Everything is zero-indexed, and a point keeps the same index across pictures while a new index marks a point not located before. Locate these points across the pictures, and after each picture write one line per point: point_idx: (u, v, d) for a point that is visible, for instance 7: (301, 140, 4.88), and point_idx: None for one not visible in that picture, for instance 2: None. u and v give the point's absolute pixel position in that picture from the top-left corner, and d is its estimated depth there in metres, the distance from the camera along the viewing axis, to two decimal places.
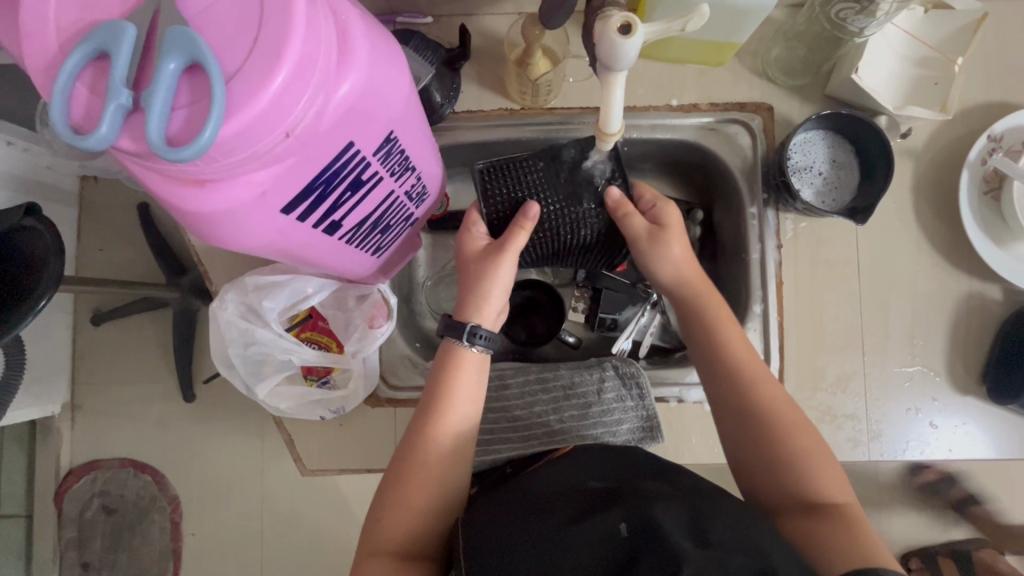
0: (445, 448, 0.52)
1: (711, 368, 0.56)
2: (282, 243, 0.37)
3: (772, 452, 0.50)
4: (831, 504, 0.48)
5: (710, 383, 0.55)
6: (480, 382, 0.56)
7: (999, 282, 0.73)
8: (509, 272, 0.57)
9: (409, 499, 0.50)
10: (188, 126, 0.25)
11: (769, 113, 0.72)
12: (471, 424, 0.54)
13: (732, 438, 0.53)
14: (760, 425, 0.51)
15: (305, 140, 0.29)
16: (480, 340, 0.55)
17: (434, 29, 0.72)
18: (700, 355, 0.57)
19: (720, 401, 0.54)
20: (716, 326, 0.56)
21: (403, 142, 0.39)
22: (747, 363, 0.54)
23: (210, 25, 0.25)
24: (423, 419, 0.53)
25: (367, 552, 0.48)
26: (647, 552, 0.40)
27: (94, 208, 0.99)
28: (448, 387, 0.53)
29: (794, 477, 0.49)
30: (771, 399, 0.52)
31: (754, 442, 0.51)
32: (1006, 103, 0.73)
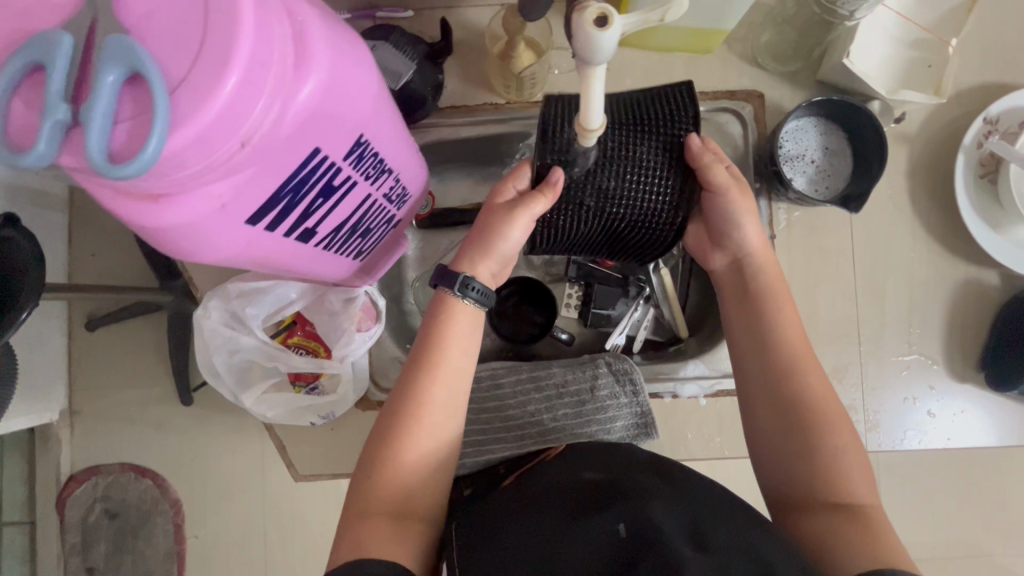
0: (438, 400, 0.51)
1: (758, 351, 0.53)
2: (252, 252, 0.36)
3: (806, 442, 0.49)
4: (853, 501, 0.47)
5: (752, 366, 0.53)
6: (473, 333, 0.54)
7: (996, 267, 0.72)
8: (518, 238, 0.53)
9: (399, 456, 0.49)
10: (132, 139, 0.23)
11: (760, 101, 0.71)
12: (464, 379, 0.53)
13: (764, 424, 0.51)
14: (795, 412, 0.50)
15: (264, 149, 0.28)
16: (472, 293, 0.52)
17: (416, 23, 0.71)
18: (747, 332, 0.54)
19: (763, 382, 0.52)
20: (764, 302, 0.54)
21: (375, 145, 0.37)
22: (803, 352, 0.52)
23: (151, 33, 0.24)
24: (415, 373, 0.51)
25: (355, 514, 0.48)
26: (644, 557, 0.39)
27: (83, 213, 0.97)
28: (441, 337, 0.52)
29: (825, 473, 0.48)
30: (809, 386, 0.50)
31: (785, 427, 0.50)
32: (1001, 84, 0.71)
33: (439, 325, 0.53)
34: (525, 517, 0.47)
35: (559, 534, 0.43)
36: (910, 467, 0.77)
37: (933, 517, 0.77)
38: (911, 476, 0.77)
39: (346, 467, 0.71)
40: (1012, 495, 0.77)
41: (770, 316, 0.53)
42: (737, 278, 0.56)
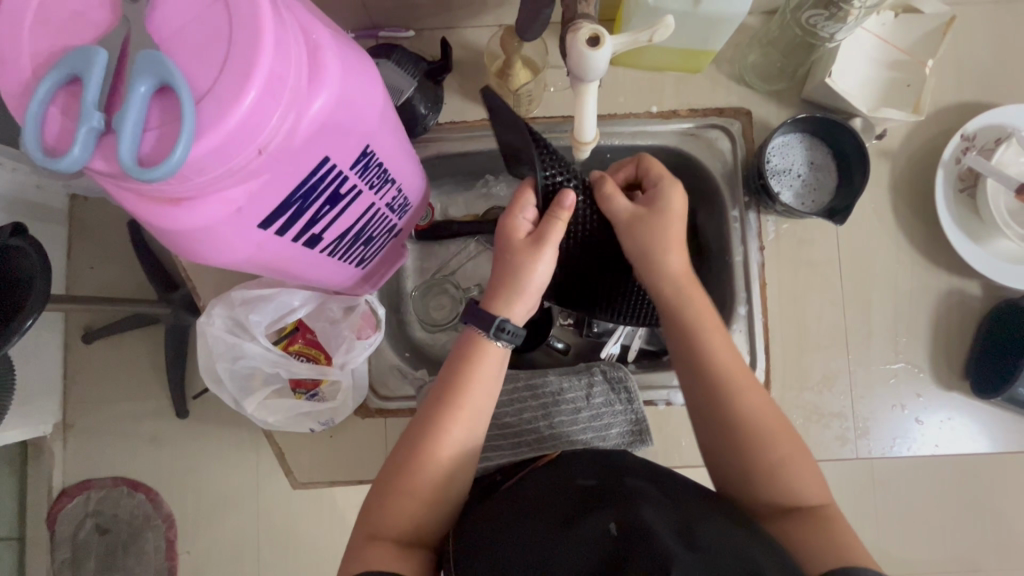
0: (457, 439, 0.52)
1: (695, 395, 0.54)
2: (262, 257, 0.37)
3: (747, 458, 0.50)
4: (802, 504, 0.48)
5: (689, 387, 0.54)
6: (497, 374, 0.55)
7: (978, 278, 0.74)
8: (545, 270, 0.55)
9: (412, 486, 0.50)
10: (161, 147, 0.25)
11: (748, 118, 0.74)
12: (483, 417, 0.54)
13: (709, 440, 0.52)
14: (732, 429, 0.51)
15: (278, 157, 0.30)
16: (504, 335, 0.53)
17: (416, 43, 0.74)
18: (681, 352, 0.55)
19: (704, 404, 0.53)
20: (693, 323, 0.54)
21: (380, 154, 0.39)
22: (733, 372, 0.52)
23: (180, 48, 0.26)
24: (436, 409, 0.52)
25: (365, 535, 0.49)
26: (635, 553, 0.40)
27: (84, 225, 0.99)
28: (466, 378, 0.53)
29: (775, 481, 0.49)
30: (750, 405, 0.51)
31: (727, 443, 0.51)
32: (976, 103, 0.74)
33: (464, 367, 0.54)
34: (520, 517, 0.47)
35: (553, 535, 0.44)
36: (900, 476, 0.77)
37: (923, 526, 0.78)
38: (901, 486, 0.78)
39: (344, 475, 0.72)
40: (1002, 503, 0.78)
41: (699, 338, 0.54)
42: (665, 301, 0.56)
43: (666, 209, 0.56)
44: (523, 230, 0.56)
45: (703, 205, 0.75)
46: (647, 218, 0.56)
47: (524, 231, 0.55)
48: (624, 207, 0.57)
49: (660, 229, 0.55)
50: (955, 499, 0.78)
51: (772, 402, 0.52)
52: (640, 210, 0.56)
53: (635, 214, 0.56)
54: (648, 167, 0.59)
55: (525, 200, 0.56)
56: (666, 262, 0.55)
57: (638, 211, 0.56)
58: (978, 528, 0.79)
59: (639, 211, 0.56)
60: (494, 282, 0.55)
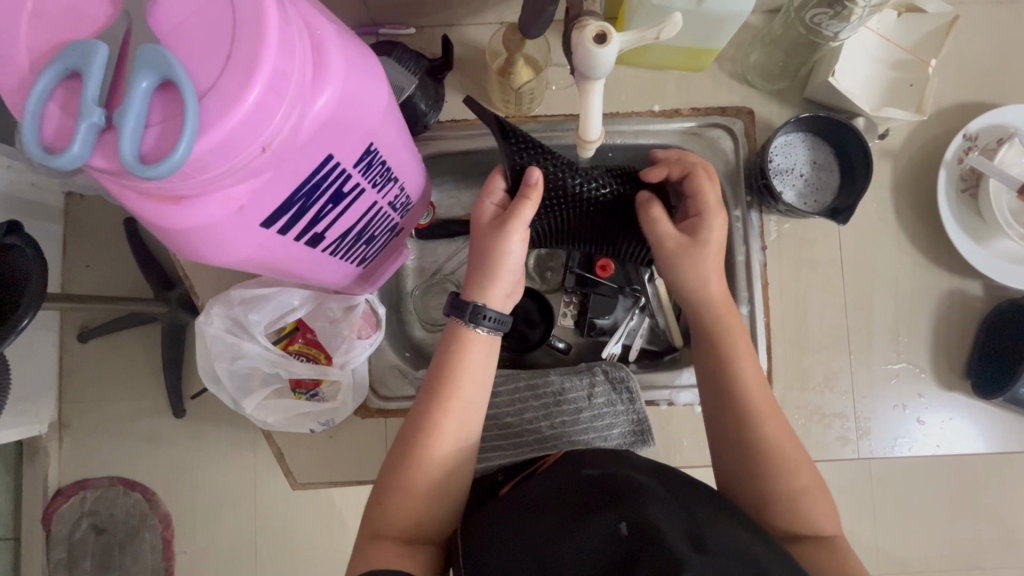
0: (450, 432, 0.51)
1: (715, 401, 0.54)
2: (264, 256, 0.37)
3: (769, 486, 0.50)
4: (821, 533, 0.48)
5: (711, 406, 0.54)
6: (487, 365, 0.54)
7: (979, 278, 0.74)
8: (518, 250, 0.54)
9: (411, 484, 0.49)
10: (162, 144, 0.25)
11: (750, 117, 0.74)
12: (476, 409, 0.53)
13: (729, 467, 0.52)
14: (757, 459, 0.50)
15: (282, 155, 0.29)
16: (485, 322, 0.53)
17: (417, 41, 0.73)
18: (710, 378, 0.55)
19: (729, 431, 0.52)
20: (725, 353, 0.54)
21: (383, 153, 0.39)
22: (761, 403, 0.52)
23: (182, 43, 0.26)
24: (428, 405, 0.52)
25: (369, 536, 0.48)
26: (645, 553, 0.40)
27: (80, 223, 0.98)
28: (455, 370, 0.53)
29: (791, 510, 0.49)
30: (773, 434, 0.51)
31: (746, 475, 0.51)
32: (978, 103, 0.74)
33: (451, 359, 0.53)
34: (535, 518, 0.46)
35: (562, 534, 0.44)
36: (900, 477, 0.78)
37: (923, 526, 0.79)
38: (902, 486, 0.78)
39: (345, 475, 0.71)
40: (1001, 505, 0.78)
41: (729, 367, 0.54)
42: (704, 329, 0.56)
43: (706, 241, 0.56)
44: (491, 213, 0.56)
45: None
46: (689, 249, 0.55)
47: (490, 214, 0.56)
48: (669, 234, 0.57)
49: (698, 261, 0.55)
50: (955, 498, 0.78)
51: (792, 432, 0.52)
52: (684, 240, 0.56)
53: (678, 242, 0.56)
54: (696, 187, 0.57)
55: (493, 186, 0.57)
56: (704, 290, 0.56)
57: (682, 240, 0.56)
58: (979, 528, 0.79)
59: (682, 242, 0.56)
60: (470, 269, 0.56)
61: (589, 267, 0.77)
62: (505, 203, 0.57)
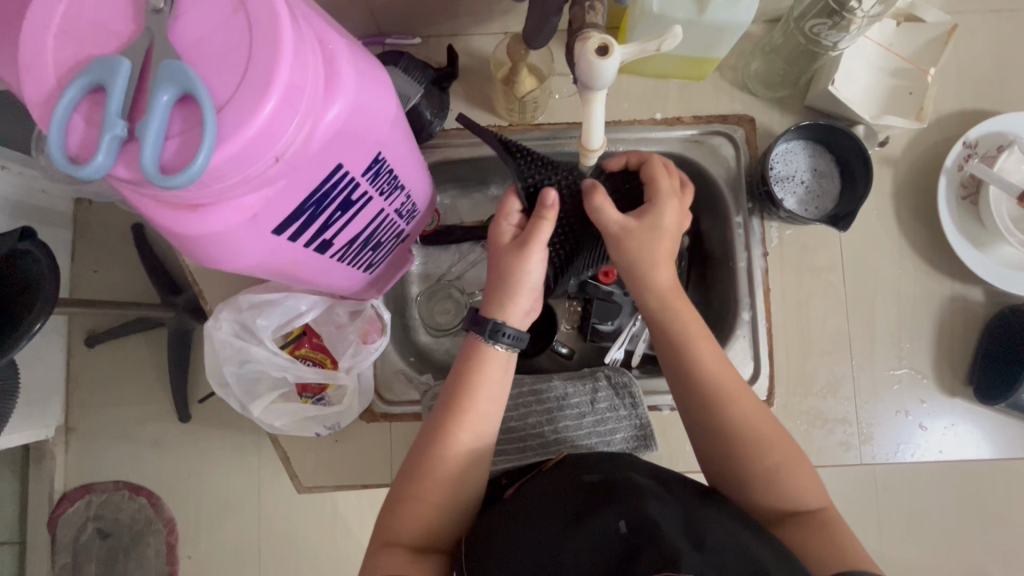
0: (465, 445, 0.52)
1: (680, 388, 0.55)
2: (275, 262, 0.38)
3: (741, 468, 0.50)
4: (804, 510, 0.49)
5: (679, 395, 0.55)
6: (503, 381, 0.55)
7: (980, 284, 0.74)
8: (538, 270, 0.55)
9: (423, 494, 0.50)
10: (181, 155, 0.26)
11: (751, 125, 0.75)
12: (490, 424, 0.54)
13: (704, 452, 0.53)
14: (726, 444, 0.51)
15: (294, 164, 0.30)
16: (504, 339, 0.54)
17: (422, 50, 0.75)
18: (669, 366, 0.55)
19: (694, 417, 0.54)
20: (683, 340, 0.54)
21: (390, 161, 0.40)
22: (725, 385, 0.53)
23: (201, 58, 0.27)
24: (445, 417, 0.52)
25: (379, 544, 0.49)
26: (647, 547, 0.41)
27: (89, 229, 1.00)
28: (472, 385, 0.53)
29: (772, 489, 0.49)
30: (738, 415, 0.52)
31: (722, 457, 0.52)
32: (977, 110, 0.75)
33: (468, 374, 0.54)
34: (520, 518, 0.48)
35: (563, 533, 0.44)
36: (905, 483, 0.77)
37: (928, 534, 0.78)
38: (907, 493, 0.78)
39: (350, 479, 0.72)
40: (1006, 510, 0.78)
41: (689, 355, 0.54)
42: (661, 317, 0.56)
43: (657, 223, 0.54)
44: (508, 235, 0.57)
45: (707, 212, 0.76)
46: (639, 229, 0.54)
47: (508, 235, 0.56)
48: (616, 219, 0.54)
49: (647, 245, 0.54)
50: (959, 504, 0.78)
51: (761, 407, 0.53)
52: (630, 223, 0.54)
53: (624, 227, 0.54)
54: (650, 176, 0.57)
55: (510, 208, 0.57)
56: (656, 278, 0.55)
57: (628, 224, 0.54)
58: (984, 535, 0.78)
59: (628, 225, 0.54)
60: (488, 287, 0.56)
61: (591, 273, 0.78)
62: (523, 225, 0.57)
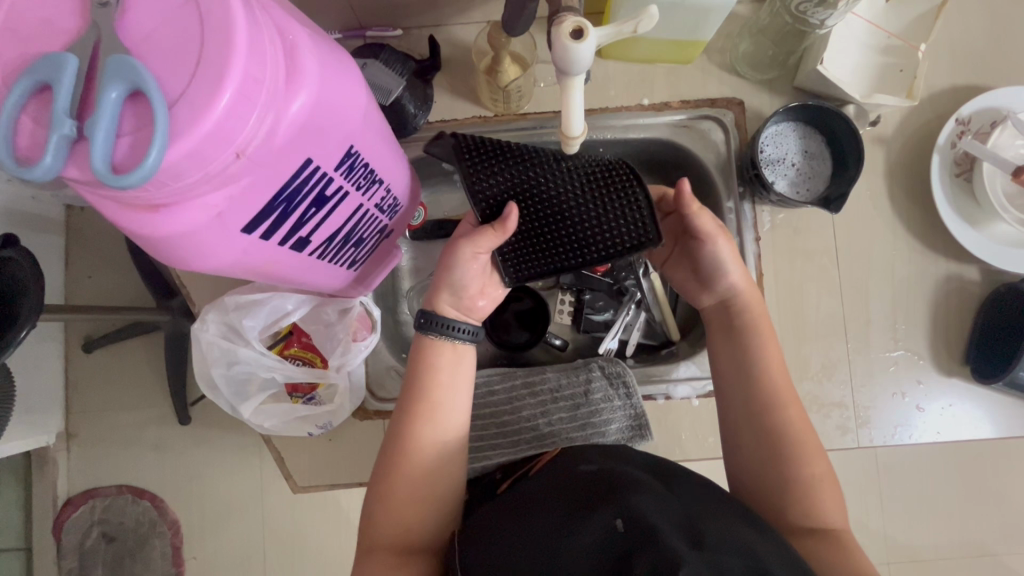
0: (426, 438, 0.52)
1: (738, 383, 0.55)
2: (250, 262, 0.37)
3: (785, 470, 0.51)
4: (829, 526, 0.49)
5: (736, 388, 0.55)
6: (460, 368, 0.55)
7: (976, 263, 0.74)
8: (476, 274, 0.55)
9: (395, 494, 0.50)
10: (132, 153, 0.25)
11: (740, 108, 0.74)
12: (454, 413, 0.53)
13: (746, 448, 0.53)
14: (775, 439, 0.52)
15: (258, 160, 0.29)
16: (462, 334, 0.54)
17: (404, 42, 0.73)
18: (732, 361, 0.56)
19: (743, 411, 0.54)
20: (750, 337, 0.56)
21: (365, 156, 0.39)
22: (783, 388, 0.53)
23: (151, 52, 0.26)
24: (404, 413, 0.52)
25: (365, 550, 0.49)
26: (643, 550, 0.39)
27: (81, 235, 0.99)
28: (426, 378, 0.53)
29: (807, 498, 0.49)
30: (788, 417, 0.52)
31: (766, 457, 0.52)
32: (970, 86, 0.74)
33: (426, 366, 0.54)
34: (523, 514, 0.47)
35: (562, 532, 0.43)
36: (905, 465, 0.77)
37: (928, 513, 0.78)
38: (906, 474, 0.77)
39: (345, 477, 0.72)
40: (1005, 489, 0.77)
41: (754, 351, 0.55)
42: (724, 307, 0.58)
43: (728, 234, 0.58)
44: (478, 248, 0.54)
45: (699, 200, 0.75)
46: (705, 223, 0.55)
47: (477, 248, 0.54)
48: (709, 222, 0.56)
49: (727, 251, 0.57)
50: (960, 483, 0.77)
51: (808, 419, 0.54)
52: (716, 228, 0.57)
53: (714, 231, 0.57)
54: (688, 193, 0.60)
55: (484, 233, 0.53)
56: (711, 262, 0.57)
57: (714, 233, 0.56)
58: (984, 514, 0.78)
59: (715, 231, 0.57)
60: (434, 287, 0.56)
61: None
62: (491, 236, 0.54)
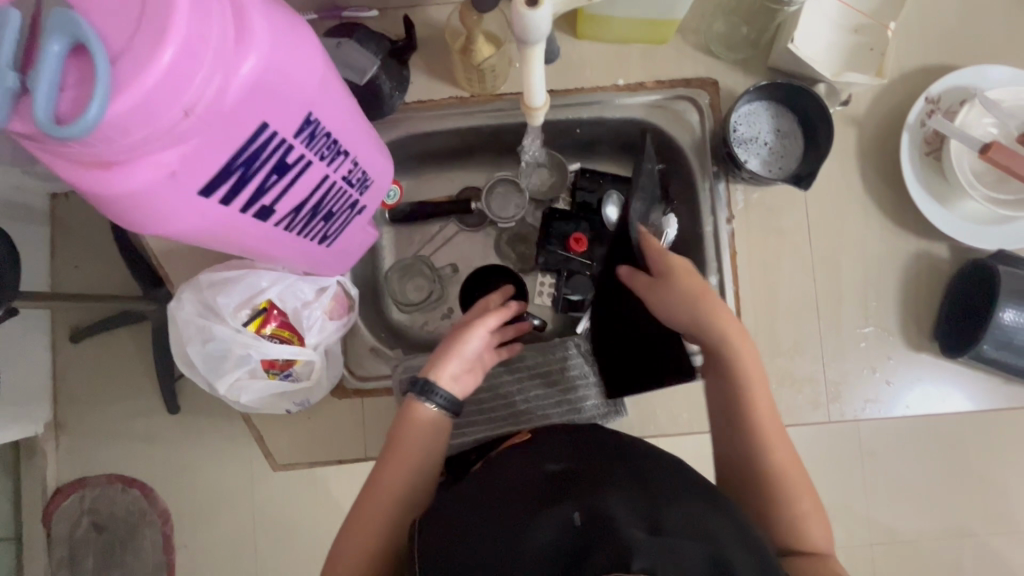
0: (392, 496, 0.52)
1: (729, 422, 0.54)
2: (211, 228, 0.37)
3: (773, 507, 0.51)
4: (815, 551, 0.49)
5: (724, 427, 0.54)
6: (435, 434, 0.56)
7: (946, 240, 0.75)
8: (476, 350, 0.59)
9: (353, 549, 0.50)
10: (75, 104, 0.26)
11: (715, 88, 0.74)
12: (422, 474, 0.54)
13: (734, 486, 0.53)
14: (762, 476, 0.51)
15: (208, 118, 0.30)
16: (440, 397, 0.55)
17: (381, 23, 0.74)
18: (722, 399, 0.55)
19: (735, 455, 0.53)
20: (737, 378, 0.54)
21: (326, 124, 0.40)
22: (765, 416, 0.53)
23: (96, 7, 0.26)
24: (376, 469, 0.54)
25: None
26: (596, 546, 0.39)
27: (67, 225, 0.99)
28: (398, 436, 0.54)
29: (795, 531, 0.50)
30: (776, 454, 0.52)
31: (753, 494, 0.52)
32: (940, 65, 0.75)
33: (402, 429, 0.55)
34: (484, 502, 0.45)
35: (517, 530, 0.42)
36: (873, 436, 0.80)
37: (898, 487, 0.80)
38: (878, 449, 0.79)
39: (323, 456, 0.72)
40: None
41: (741, 388, 0.54)
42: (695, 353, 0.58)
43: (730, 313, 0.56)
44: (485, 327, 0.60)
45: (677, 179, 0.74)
46: (657, 290, 0.57)
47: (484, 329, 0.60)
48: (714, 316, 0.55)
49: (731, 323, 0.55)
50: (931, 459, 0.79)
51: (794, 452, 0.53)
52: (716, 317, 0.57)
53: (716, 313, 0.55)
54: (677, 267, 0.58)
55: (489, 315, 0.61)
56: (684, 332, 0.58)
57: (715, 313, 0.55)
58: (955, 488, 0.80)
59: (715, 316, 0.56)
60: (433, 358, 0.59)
61: (561, 241, 0.76)
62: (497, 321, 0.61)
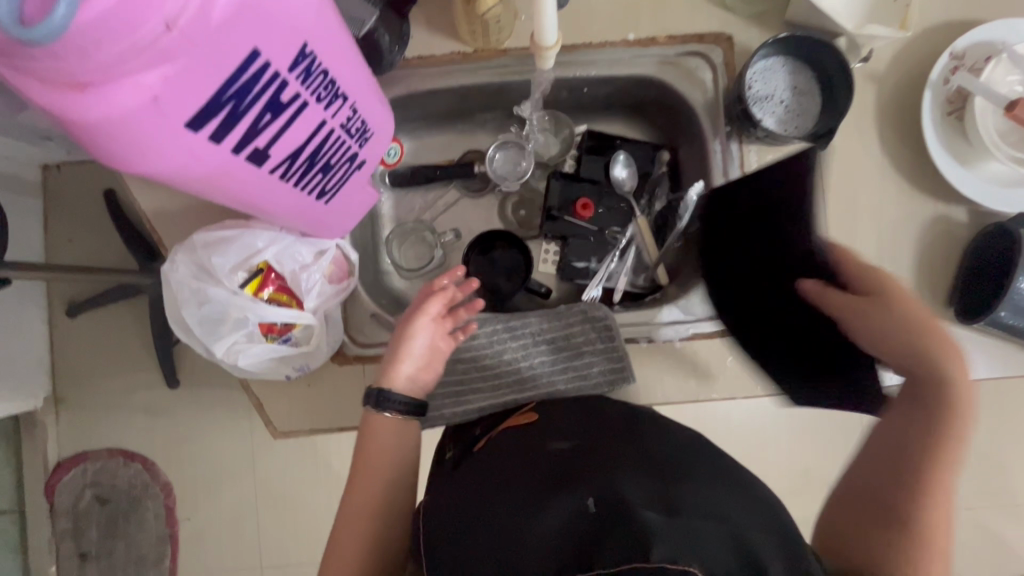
0: (368, 501, 0.55)
1: (900, 449, 0.49)
2: (200, 170, 0.35)
3: (888, 541, 0.45)
4: None
5: (891, 454, 0.50)
6: (400, 436, 0.57)
7: (964, 204, 0.72)
8: (427, 344, 0.58)
9: (338, 556, 0.53)
10: (42, 6, 0.24)
11: (728, 44, 0.70)
12: (396, 475, 0.56)
13: (857, 511, 0.49)
14: (898, 516, 0.46)
15: (190, 36, 0.28)
16: (397, 404, 0.56)
17: None
18: (903, 433, 0.50)
19: (881, 484, 0.49)
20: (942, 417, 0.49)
21: (323, 61, 0.37)
22: (942, 486, 0.47)
23: None
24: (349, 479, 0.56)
25: None
26: (611, 534, 0.36)
27: (60, 197, 0.96)
28: (364, 445, 0.56)
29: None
30: (927, 508, 0.46)
31: (874, 526, 0.47)
32: (965, 21, 0.71)
33: (367, 438, 0.56)
34: (492, 496, 0.44)
35: (528, 516, 0.40)
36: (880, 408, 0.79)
37: None
38: None
39: (324, 423, 0.68)
40: None
41: (936, 433, 0.48)
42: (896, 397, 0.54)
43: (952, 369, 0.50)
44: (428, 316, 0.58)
45: (687, 142, 0.75)
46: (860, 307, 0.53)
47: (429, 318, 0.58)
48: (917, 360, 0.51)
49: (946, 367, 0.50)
50: None
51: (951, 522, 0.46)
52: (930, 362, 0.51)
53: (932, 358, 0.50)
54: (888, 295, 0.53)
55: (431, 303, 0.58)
56: (890, 364, 0.54)
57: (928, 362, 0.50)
58: None
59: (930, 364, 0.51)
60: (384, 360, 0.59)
61: (567, 207, 0.75)
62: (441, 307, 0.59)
